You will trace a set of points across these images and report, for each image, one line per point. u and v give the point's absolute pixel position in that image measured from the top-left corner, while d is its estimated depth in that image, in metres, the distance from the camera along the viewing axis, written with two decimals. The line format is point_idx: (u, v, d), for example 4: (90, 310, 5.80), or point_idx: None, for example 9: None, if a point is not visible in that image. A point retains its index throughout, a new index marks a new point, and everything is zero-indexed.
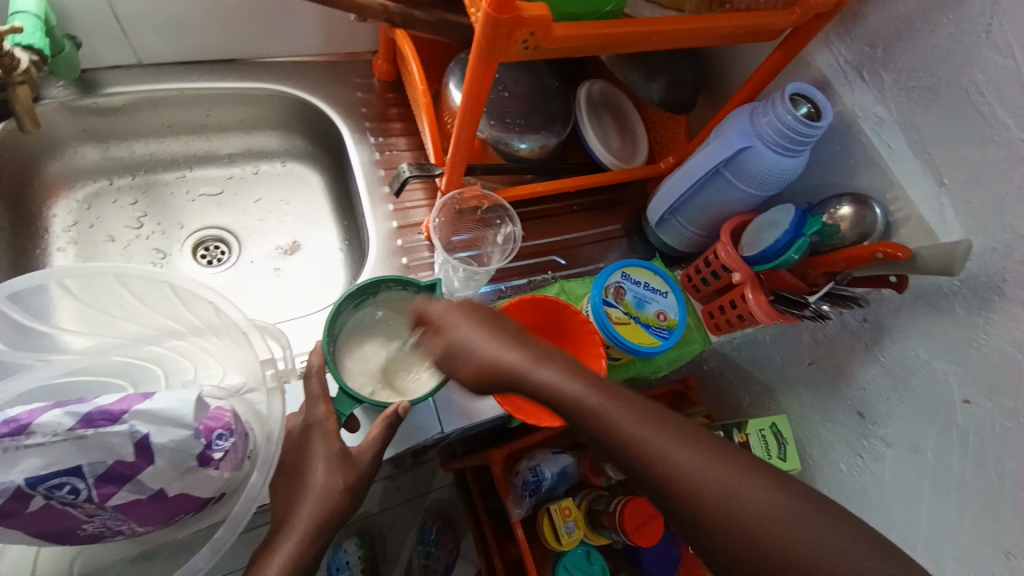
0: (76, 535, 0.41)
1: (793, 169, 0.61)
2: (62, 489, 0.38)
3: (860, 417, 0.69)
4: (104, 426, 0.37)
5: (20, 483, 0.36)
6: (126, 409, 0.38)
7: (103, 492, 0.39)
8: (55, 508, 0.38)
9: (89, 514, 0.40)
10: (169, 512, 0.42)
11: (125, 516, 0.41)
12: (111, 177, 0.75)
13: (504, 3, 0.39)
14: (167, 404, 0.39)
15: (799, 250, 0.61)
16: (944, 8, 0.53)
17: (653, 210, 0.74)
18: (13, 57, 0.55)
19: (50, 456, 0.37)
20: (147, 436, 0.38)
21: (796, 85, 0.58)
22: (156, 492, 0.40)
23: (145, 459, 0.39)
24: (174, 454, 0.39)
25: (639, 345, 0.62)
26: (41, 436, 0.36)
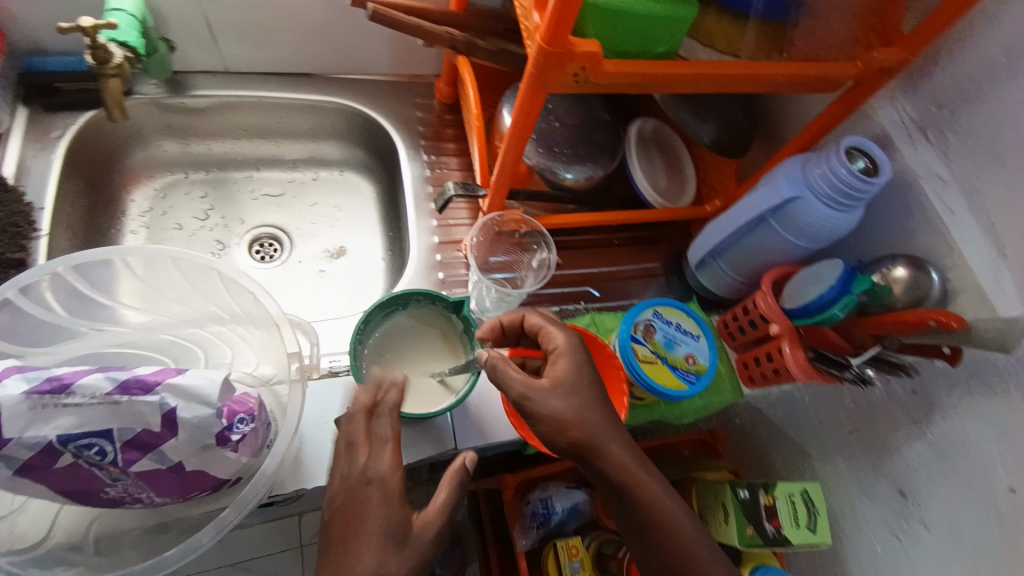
0: (98, 497, 0.43)
1: (845, 224, 0.59)
2: (90, 450, 0.40)
3: (901, 495, 0.65)
4: (137, 394, 0.40)
5: (53, 439, 0.39)
6: (160, 381, 0.41)
7: (128, 457, 0.41)
8: (81, 467, 0.41)
9: (111, 477, 0.42)
10: (184, 488, 0.44)
11: (145, 484, 0.43)
12: (186, 170, 0.81)
13: (558, 37, 0.41)
14: (196, 381, 0.41)
15: (845, 306, 0.59)
16: (1016, 73, 0.51)
17: (693, 252, 0.73)
18: (107, 52, 0.59)
19: (84, 415, 0.39)
20: (174, 410, 0.41)
21: (852, 139, 0.57)
22: (174, 465, 0.42)
23: (170, 431, 0.41)
24: (196, 431, 0.41)
25: (665, 387, 0.61)
26: (79, 396, 0.39)
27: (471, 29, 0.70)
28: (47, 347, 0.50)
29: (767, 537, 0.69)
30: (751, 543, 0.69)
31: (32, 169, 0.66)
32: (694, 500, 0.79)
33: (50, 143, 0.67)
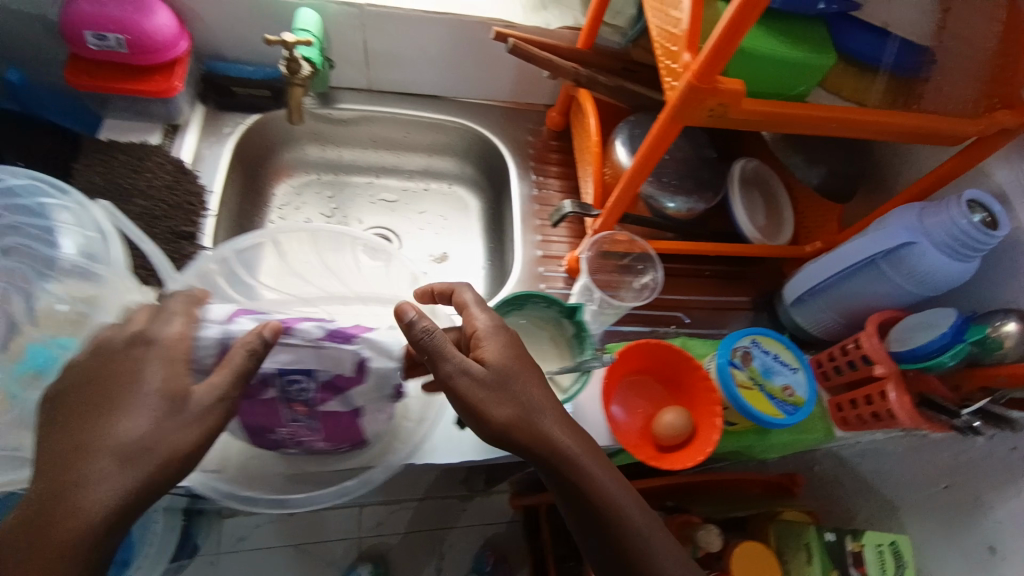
0: (263, 439, 0.50)
1: (959, 274, 0.59)
2: (294, 385, 0.46)
3: (992, 553, 0.64)
4: (338, 342, 0.46)
5: (270, 370, 0.45)
6: (357, 334, 0.46)
7: (321, 397, 0.47)
8: (271, 405, 0.47)
9: (288, 419, 0.48)
10: (338, 436, 0.51)
11: (317, 427, 0.49)
12: (319, 172, 0.91)
13: (706, 74, 0.45)
14: (385, 338, 0.48)
15: (955, 356, 0.59)
16: None
17: (791, 290, 0.75)
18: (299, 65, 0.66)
19: (294, 354, 0.45)
20: (367, 359, 0.47)
21: (973, 192, 0.58)
22: (354, 409, 0.49)
23: (360, 377, 0.48)
24: (381, 379, 0.49)
25: (762, 414, 0.62)
26: (297, 338, 0.45)
27: (594, 65, 0.77)
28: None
29: None
30: None
31: (206, 158, 0.76)
32: (771, 542, 0.78)
33: (223, 138, 0.78)
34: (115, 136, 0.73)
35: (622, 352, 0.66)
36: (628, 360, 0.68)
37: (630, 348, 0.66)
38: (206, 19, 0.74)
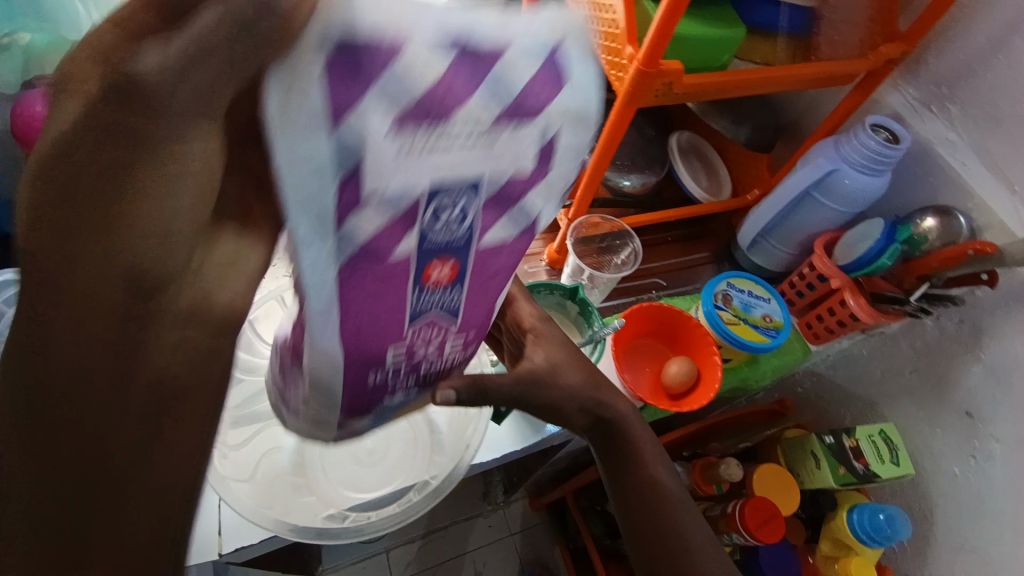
0: (354, 390, 0.35)
1: (878, 188, 0.71)
2: (452, 210, 0.29)
3: (965, 414, 0.75)
4: (521, 120, 0.28)
5: (420, 191, 0.27)
6: (545, 99, 0.29)
7: (484, 219, 0.32)
8: (392, 285, 0.30)
9: (415, 319, 0.33)
10: (477, 332, 0.41)
11: (455, 313, 0.36)
12: None
13: (653, 60, 0.53)
14: (576, 102, 0.30)
15: (892, 255, 0.70)
16: (995, 51, 0.64)
17: (745, 235, 0.84)
18: None
19: (463, 146, 0.27)
20: (555, 141, 0.31)
21: (874, 118, 0.69)
22: (531, 225, 0.35)
23: (543, 167, 0.32)
24: (566, 159, 0.33)
25: (751, 342, 0.71)
26: (463, 127, 0.26)
27: None
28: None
29: (860, 475, 0.76)
30: (846, 482, 0.78)
31: None
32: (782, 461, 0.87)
33: None
34: None
35: (627, 315, 0.73)
36: (630, 325, 0.74)
37: (634, 311, 0.73)
38: None
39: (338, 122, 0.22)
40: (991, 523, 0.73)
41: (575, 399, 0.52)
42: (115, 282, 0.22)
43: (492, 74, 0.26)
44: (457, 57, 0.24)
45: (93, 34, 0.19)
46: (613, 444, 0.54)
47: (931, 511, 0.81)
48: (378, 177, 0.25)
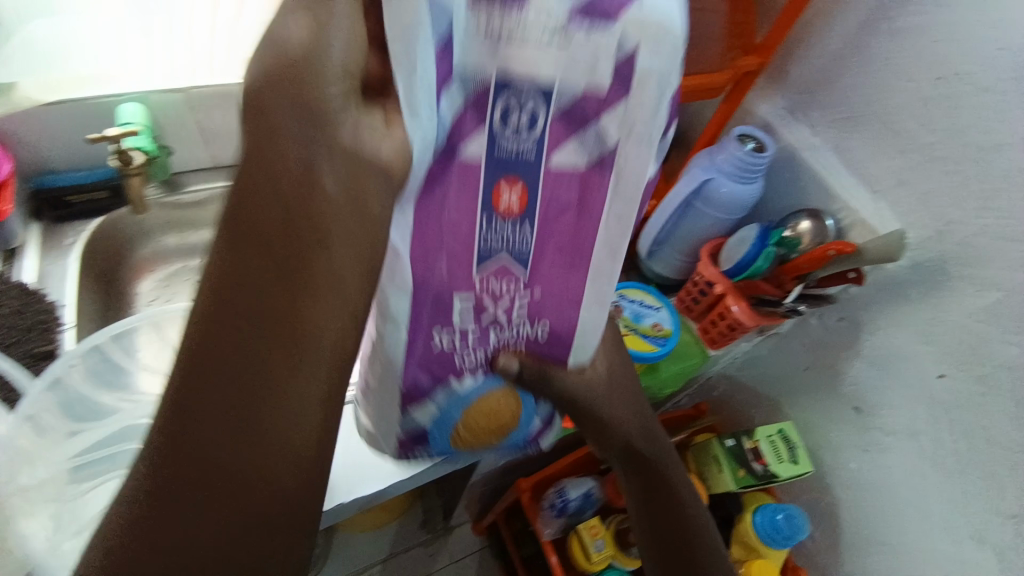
0: (428, 368, 0.46)
1: (752, 194, 0.73)
2: (521, 114, 0.38)
3: (856, 409, 0.77)
4: (597, 25, 0.35)
5: (490, 83, 0.36)
6: (620, 10, 0.35)
7: (554, 130, 0.39)
8: (466, 194, 0.40)
9: (484, 263, 0.44)
10: (557, 337, 0.49)
11: (522, 265, 0.45)
12: (186, 260, 0.88)
13: None
14: (653, 15, 0.36)
15: (767, 259, 0.72)
16: (850, 55, 0.66)
17: (642, 245, 0.85)
18: (128, 156, 0.70)
19: (545, 63, 0.36)
20: (632, 55, 0.37)
21: (741, 129, 0.72)
22: (603, 155, 0.41)
23: (619, 91, 0.38)
24: (645, 100, 0.38)
25: (639, 352, 0.72)
26: (529, 33, 0.35)
27: None
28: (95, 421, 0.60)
29: (758, 475, 0.78)
30: (745, 483, 0.80)
31: (52, 272, 0.75)
32: (694, 466, 0.88)
33: (65, 248, 0.77)
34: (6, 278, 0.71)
35: None
36: None
37: None
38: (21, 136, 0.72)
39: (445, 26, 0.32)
40: (891, 512, 0.75)
41: (598, 396, 0.57)
42: (286, 256, 0.31)
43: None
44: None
45: (360, 135, 0.32)
46: (625, 439, 0.61)
47: (837, 507, 0.82)
48: (471, 89, 0.36)
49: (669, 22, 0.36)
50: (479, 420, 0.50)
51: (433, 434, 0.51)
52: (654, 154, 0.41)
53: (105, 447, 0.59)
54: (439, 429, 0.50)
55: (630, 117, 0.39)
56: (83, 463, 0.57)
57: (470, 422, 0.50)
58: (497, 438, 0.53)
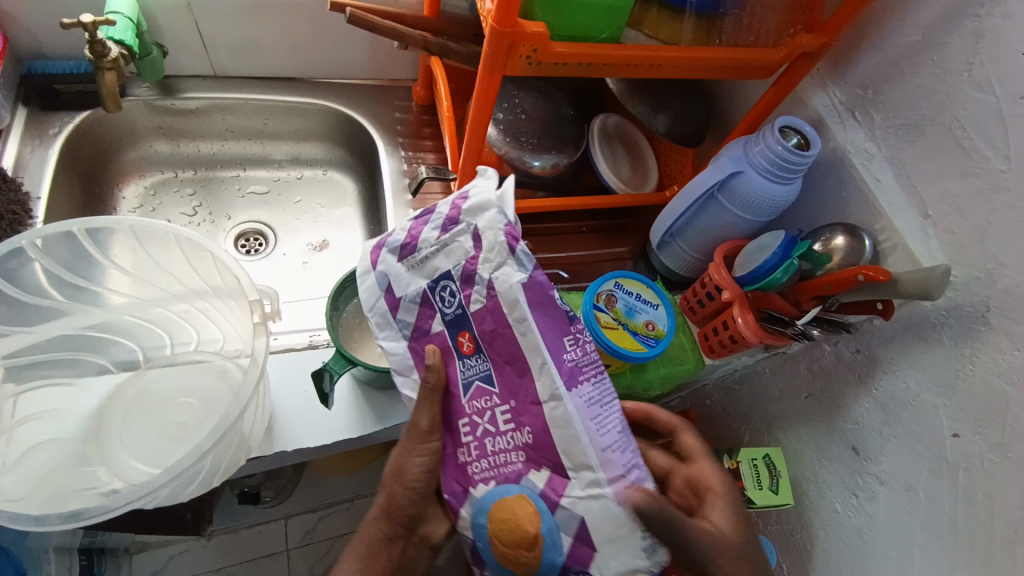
0: (454, 483, 0.50)
1: (783, 196, 0.65)
2: (444, 292, 0.51)
3: (854, 451, 0.69)
4: (452, 228, 0.50)
5: (422, 288, 0.51)
6: (459, 212, 0.50)
7: (466, 294, 0.49)
8: (444, 355, 0.51)
9: (467, 392, 0.50)
10: (542, 448, 0.48)
11: (494, 383, 0.50)
12: (176, 170, 0.87)
13: (507, 19, 0.47)
14: (479, 197, 0.49)
15: (787, 271, 0.63)
16: (926, 51, 0.57)
17: (654, 233, 0.78)
18: (104, 47, 0.66)
19: (440, 260, 0.51)
20: (476, 227, 0.49)
21: (785, 119, 0.63)
22: (489, 286, 0.48)
23: (477, 248, 0.49)
24: (493, 243, 0.48)
25: (626, 350, 0.66)
26: (427, 249, 0.51)
27: (443, 33, 0.76)
28: (23, 327, 0.57)
29: None
30: None
31: (29, 164, 0.71)
32: None
33: (47, 139, 0.73)
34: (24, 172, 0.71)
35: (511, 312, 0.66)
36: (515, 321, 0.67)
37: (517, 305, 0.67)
38: (15, 15, 0.70)
39: (384, 284, 0.53)
40: (867, 566, 0.67)
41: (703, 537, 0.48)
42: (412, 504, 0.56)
43: (432, 215, 0.52)
44: (413, 220, 0.54)
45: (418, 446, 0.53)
46: None
47: (811, 547, 0.75)
48: (406, 292, 0.52)
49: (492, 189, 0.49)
50: (502, 530, 0.47)
51: (481, 548, 0.49)
52: (516, 268, 0.48)
53: (30, 356, 0.57)
54: (484, 544, 0.48)
55: (490, 253, 0.48)
56: (12, 368, 0.55)
57: (498, 535, 0.47)
58: (528, 556, 0.46)
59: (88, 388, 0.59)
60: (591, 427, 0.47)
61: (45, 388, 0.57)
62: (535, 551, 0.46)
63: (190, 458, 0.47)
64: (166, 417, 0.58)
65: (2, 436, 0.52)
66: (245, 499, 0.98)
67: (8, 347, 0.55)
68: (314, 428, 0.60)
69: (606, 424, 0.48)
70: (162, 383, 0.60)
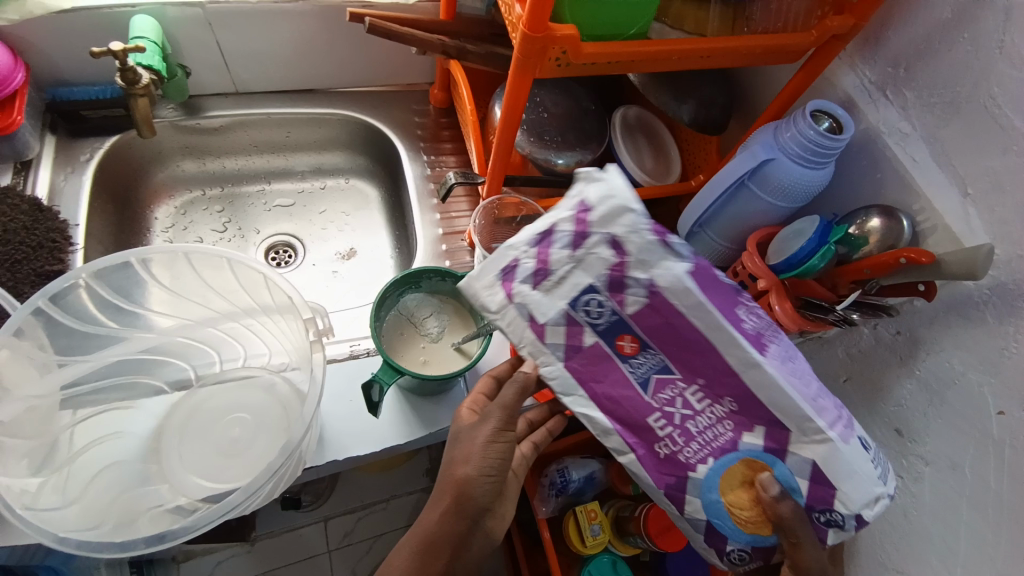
0: (666, 475, 0.51)
1: (818, 180, 0.64)
2: (593, 306, 0.50)
3: (899, 434, 0.67)
4: (580, 241, 0.48)
5: (565, 309, 0.50)
6: (586, 224, 0.48)
7: (619, 300, 0.49)
8: (607, 363, 0.52)
9: (648, 387, 0.51)
10: (747, 412, 0.50)
11: (673, 369, 0.51)
12: (203, 188, 0.88)
13: (538, 23, 0.47)
14: (604, 200, 0.47)
15: (824, 257, 0.63)
16: (959, 28, 0.56)
17: (682, 225, 0.77)
18: (135, 73, 0.67)
19: (579, 275, 0.49)
20: (612, 235, 0.47)
21: (816, 103, 0.63)
22: (653, 288, 0.48)
23: (621, 254, 0.48)
24: (643, 245, 0.47)
25: None
26: (563, 269, 0.50)
27: (461, 35, 0.76)
28: (81, 356, 0.59)
29: None
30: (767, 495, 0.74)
31: (63, 191, 0.73)
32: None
33: (80, 166, 0.75)
34: (54, 202, 0.72)
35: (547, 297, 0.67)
36: None
37: None
38: (41, 45, 0.71)
39: (525, 315, 0.51)
40: (915, 548, 0.65)
41: None
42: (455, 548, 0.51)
43: (552, 233, 0.49)
44: (532, 242, 0.50)
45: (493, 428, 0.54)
46: None
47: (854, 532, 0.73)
48: (550, 317, 0.51)
49: (611, 188, 0.47)
50: (740, 493, 0.50)
51: (720, 527, 0.51)
52: (680, 261, 0.47)
53: (89, 384, 0.60)
54: (721, 519, 0.51)
55: (640, 254, 0.47)
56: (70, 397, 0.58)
57: (733, 503, 0.50)
58: (781, 508, 0.48)
59: (144, 409, 0.61)
60: (794, 380, 0.48)
61: (102, 414, 0.59)
62: (785, 502, 0.48)
63: (262, 479, 0.49)
64: (220, 433, 0.60)
65: (63, 469, 0.54)
66: (286, 505, 1.04)
67: (67, 377, 0.58)
68: (363, 437, 0.61)
69: (804, 375, 0.49)
70: (214, 401, 0.62)
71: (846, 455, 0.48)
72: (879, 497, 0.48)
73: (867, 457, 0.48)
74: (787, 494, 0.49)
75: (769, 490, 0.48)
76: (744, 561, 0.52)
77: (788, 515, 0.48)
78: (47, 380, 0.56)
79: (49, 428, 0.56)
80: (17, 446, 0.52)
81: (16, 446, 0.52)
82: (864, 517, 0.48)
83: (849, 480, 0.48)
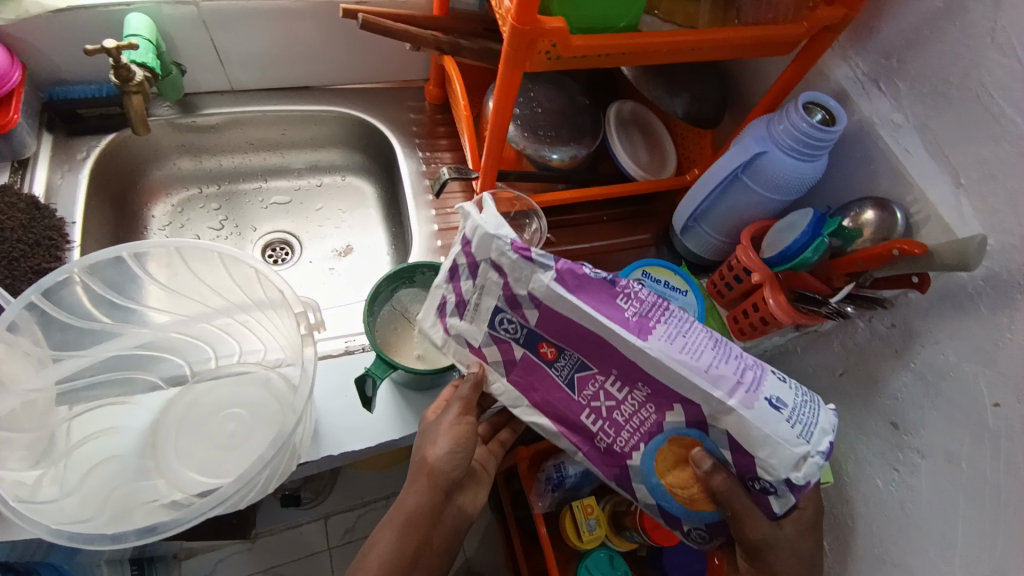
0: (611, 466, 0.54)
1: (811, 173, 0.64)
2: (509, 326, 0.52)
3: (894, 426, 0.67)
4: (474, 271, 0.51)
5: (490, 333, 0.53)
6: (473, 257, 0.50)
7: (522, 317, 0.50)
8: (536, 371, 0.53)
9: (574, 387, 0.53)
10: (662, 394, 0.49)
11: (590, 366, 0.52)
12: (200, 186, 0.88)
13: (526, 16, 0.47)
14: (475, 231, 0.49)
15: (818, 250, 0.63)
16: (950, 18, 0.56)
17: (677, 219, 0.77)
18: (128, 70, 0.68)
19: (486, 300, 0.51)
20: (491, 261, 0.49)
21: (809, 95, 0.62)
22: (535, 300, 0.48)
23: (502, 275, 0.49)
24: (512, 264, 0.47)
25: None
26: (472, 298, 0.52)
27: (454, 31, 0.76)
28: (78, 351, 0.60)
29: None
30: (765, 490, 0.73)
31: (60, 189, 0.73)
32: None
33: (76, 164, 0.75)
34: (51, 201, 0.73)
35: None
36: None
37: None
38: (36, 44, 0.72)
39: (462, 342, 0.55)
40: (911, 540, 0.65)
41: None
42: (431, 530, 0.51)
43: (457, 269, 0.53)
44: (447, 279, 0.54)
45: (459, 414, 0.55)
46: None
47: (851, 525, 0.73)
48: (480, 339, 0.54)
49: (480, 218, 0.48)
50: (678, 473, 0.51)
51: (670, 508, 0.53)
52: (544, 274, 0.47)
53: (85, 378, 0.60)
54: (668, 501, 0.52)
55: (515, 273, 0.48)
56: (66, 392, 0.59)
57: (673, 484, 0.51)
58: (713, 484, 0.48)
59: (141, 405, 0.61)
60: (685, 358, 0.47)
61: (98, 409, 0.60)
62: (718, 476, 0.48)
63: (255, 469, 0.49)
64: (217, 428, 0.60)
65: (61, 462, 0.55)
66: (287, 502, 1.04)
67: (64, 371, 0.59)
68: (358, 431, 0.61)
69: (696, 348, 0.48)
70: (210, 396, 0.63)
71: (752, 422, 0.46)
72: (807, 456, 0.46)
73: (780, 417, 0.46)
74: (719, 468, 0.48)
75: (700, 466, 0.49)
76: (705, 537, 0.55)
77: (720, 490, 0.48)
78: (43, 374, 0.57)
79: (46, 423, 0.56)
80: (14, 440, 0.52)
81: (13, 440, 0.52)
82: (793, 481, 0.47)
83: (764, 447, 0.46)
